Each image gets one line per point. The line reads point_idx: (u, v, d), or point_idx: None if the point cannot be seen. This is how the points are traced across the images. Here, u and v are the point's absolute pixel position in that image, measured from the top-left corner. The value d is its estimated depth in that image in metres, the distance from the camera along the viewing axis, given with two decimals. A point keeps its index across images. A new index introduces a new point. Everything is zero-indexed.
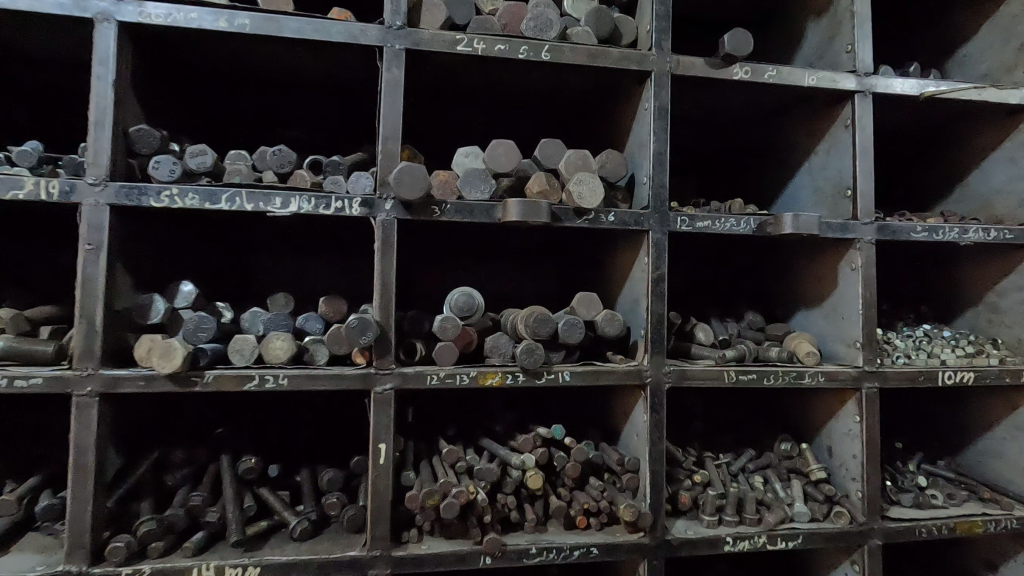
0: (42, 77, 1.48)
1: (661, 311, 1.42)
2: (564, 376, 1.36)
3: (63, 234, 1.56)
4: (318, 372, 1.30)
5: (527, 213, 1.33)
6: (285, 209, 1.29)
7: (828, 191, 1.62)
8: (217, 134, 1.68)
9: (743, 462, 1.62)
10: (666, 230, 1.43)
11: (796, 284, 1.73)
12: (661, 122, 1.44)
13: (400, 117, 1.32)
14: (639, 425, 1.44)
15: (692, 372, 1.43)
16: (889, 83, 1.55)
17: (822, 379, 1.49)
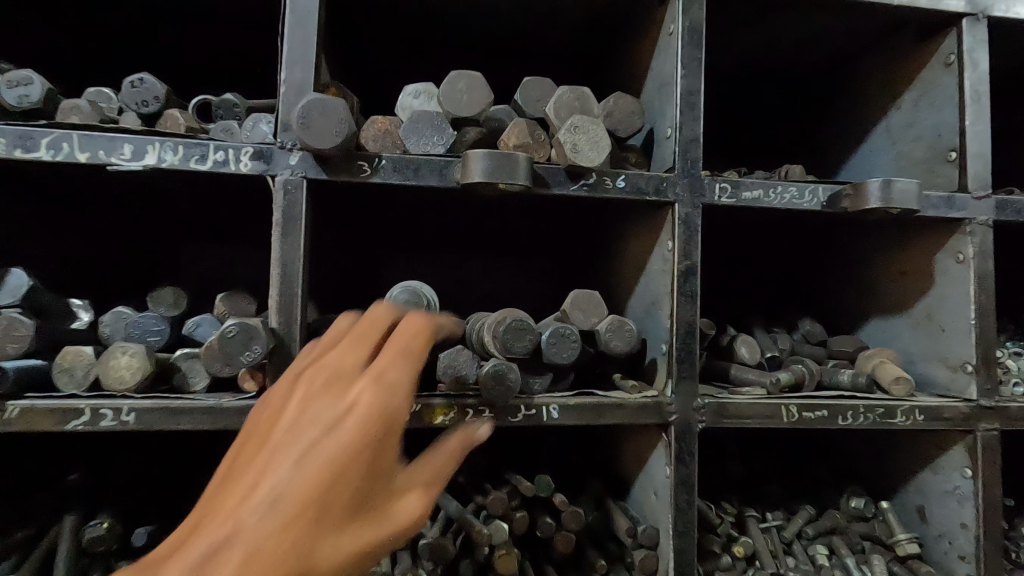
0: None
1: (691, 317, 0.99)
2: (549, 413, 0.94)
3: None
4: (185, 403, 0.87)
5: (497, 173, 0.90)
6: (138, 161, 0.87)
7: (920, 157, 1.18)
8: (105, 81, 1.28)
9: (800, 527, 1.18)
10: (699, 203, 1.00)
11: (870, 285, 1.29)
12: (692, 50, 1.01)
13: (312, 33, 0.91)
14: (658, 481, 1.01)
15: (735, 407, 0.99)
16: (1013, 3, 1.10)
17: (921, 418, 1.04)
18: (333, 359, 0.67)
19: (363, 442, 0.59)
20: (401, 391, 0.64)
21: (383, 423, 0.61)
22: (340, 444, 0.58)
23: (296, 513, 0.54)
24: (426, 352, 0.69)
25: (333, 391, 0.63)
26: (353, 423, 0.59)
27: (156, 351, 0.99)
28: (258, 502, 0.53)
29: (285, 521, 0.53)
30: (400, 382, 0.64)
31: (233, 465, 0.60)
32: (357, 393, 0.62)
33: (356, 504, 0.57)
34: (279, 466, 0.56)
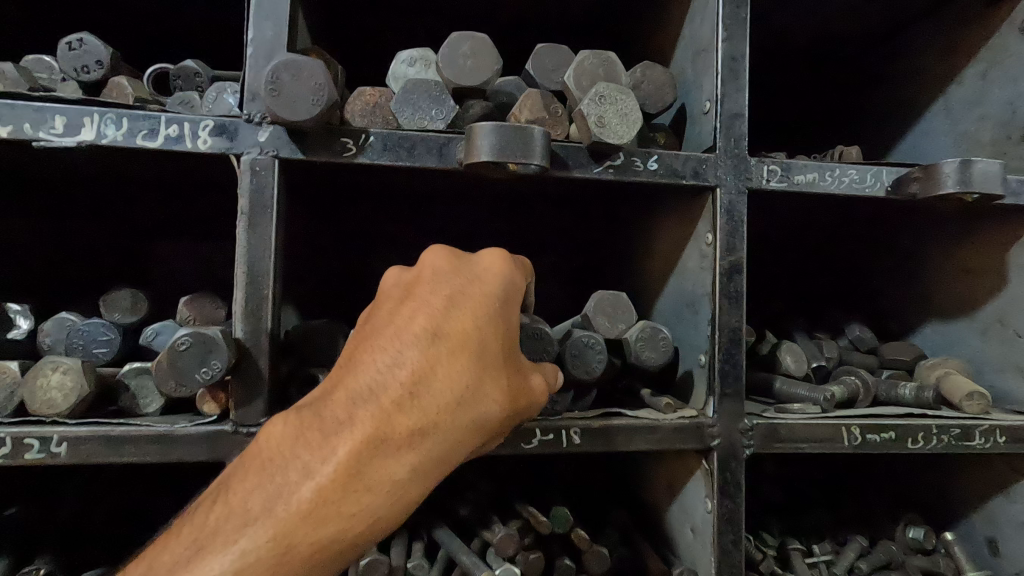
0: None
1: (736, 323, 0.83)
2: (569, 437, 0.78)
3: None
4: (130, 428, 0.72)
5: (507, 149, 0.75)
6: (71, 137, 0.71)
7: (989, 138, 1.04)
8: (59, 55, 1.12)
9: (852, 562, 1.03)
10: (743, 188, 0.85)
11: (926, 284, 1.14)
12: (735, 10, 0.86)
13: None
14: (697, 515, 0.85)
15: (787, 429, 0.84)
16: None
17: (1002, 439, 0.89)
18: (437, 254, 0.65)
19: (493, 309, 0.63)
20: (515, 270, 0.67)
21: (507, 290, 0.65)
22: (473, 306, 0.62)
23: (445, 356, 0.60)
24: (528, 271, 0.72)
25: (450, 261, 0.65)
26: (481, 286, 0.64)
27: (102, 364, 0.84)
28: (412, 343, 0.60)
29: (435, 365, 0.59)
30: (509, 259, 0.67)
31: (369, 321, 0.64)
32: (478, 263, 0.66)
33: (495, 367, 0.62)
34: (425, 314, 0.61)
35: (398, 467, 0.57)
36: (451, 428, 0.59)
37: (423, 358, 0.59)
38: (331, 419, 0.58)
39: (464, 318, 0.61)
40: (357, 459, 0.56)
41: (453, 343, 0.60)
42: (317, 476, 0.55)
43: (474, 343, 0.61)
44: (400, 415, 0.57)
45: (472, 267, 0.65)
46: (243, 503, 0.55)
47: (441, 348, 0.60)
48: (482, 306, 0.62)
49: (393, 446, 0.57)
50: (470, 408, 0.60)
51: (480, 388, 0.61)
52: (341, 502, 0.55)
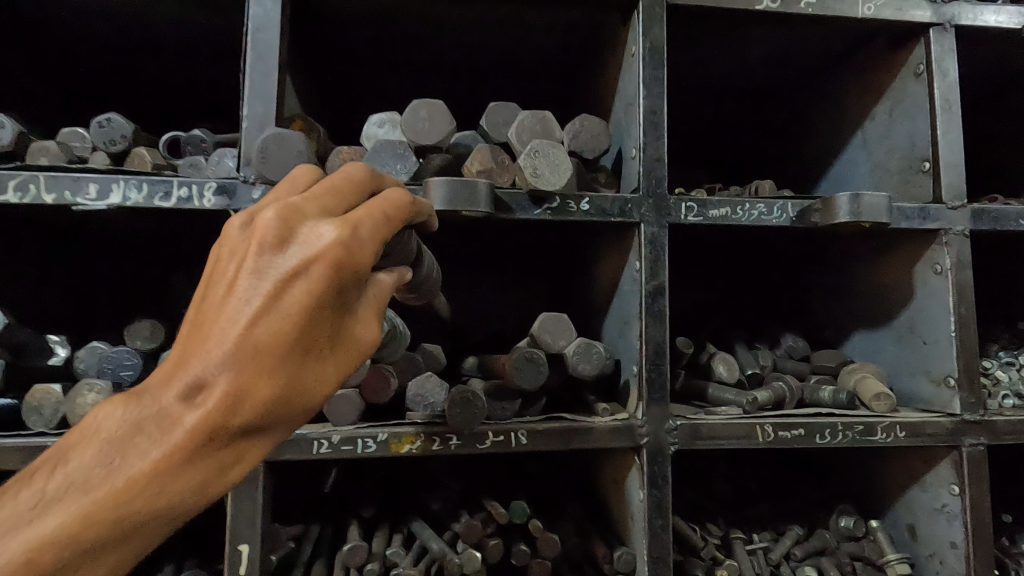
0: None
1: (661, 338, 0.98)
2: (518, 438, 0.93)
3: None
4: None
5: (457, 198, 0.91)
6: (102, 200, 0.88)
7: (895, 167, 1.17)
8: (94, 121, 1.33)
9: (787, 548, 1.15)
10: (665, 223, 1.00)
11: (850, 297, 1.28)
12: (654, 70, 1.02)
13: (273, 68, 0.93)
14: (634, 505, 0.99)
15: (709, 428, 0.98)
16: (980, 11, 1.10)
17: (903, 434, 1.01)
18: (272, 223, 0.53)
19: (323, 304, 0.54)
20: (371, 235, 0.58)
21: (349, 271, 0.56)
22: (303, 299, 0.53)
23: (273, 357, 0.52)
24: (401, 214, 0.64)
25: (285, 226, 0.53)
26: (316, 269, 0.53)
27: (127, 384, 0.99)
28: (235, 338, 0.51)
29: (258, 371, 0.51)
30: (365, 224, 0.58)
31: (200, 297, 0.53)
32: (323, 233, 0.54)
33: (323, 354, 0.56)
34: (247, 311, 0.51)
35: (218, 466, 0.52)
36: (282, 421, 0.55)
37: (248, 361, 0.51)
38: (153, 411, 0.50)
39: (294, 316, 0.52)
40: (176, 459, 0.49)
41: (279, 345, 0.52)
42: (134, 471, 0.48)
43: (304, 335, 0.54)
44: (224, 417, 0.50)
45: (308, 238, 0.54)
46: (54, 490, 0.47)
47: (265, 346, 0.52)
48: (317, 300, 0.54)
49: (214, 446, 0.51)
50: (296, 397, 0.55)
51: (308, 379, 0.55)
52: (159, 497, 0.49)
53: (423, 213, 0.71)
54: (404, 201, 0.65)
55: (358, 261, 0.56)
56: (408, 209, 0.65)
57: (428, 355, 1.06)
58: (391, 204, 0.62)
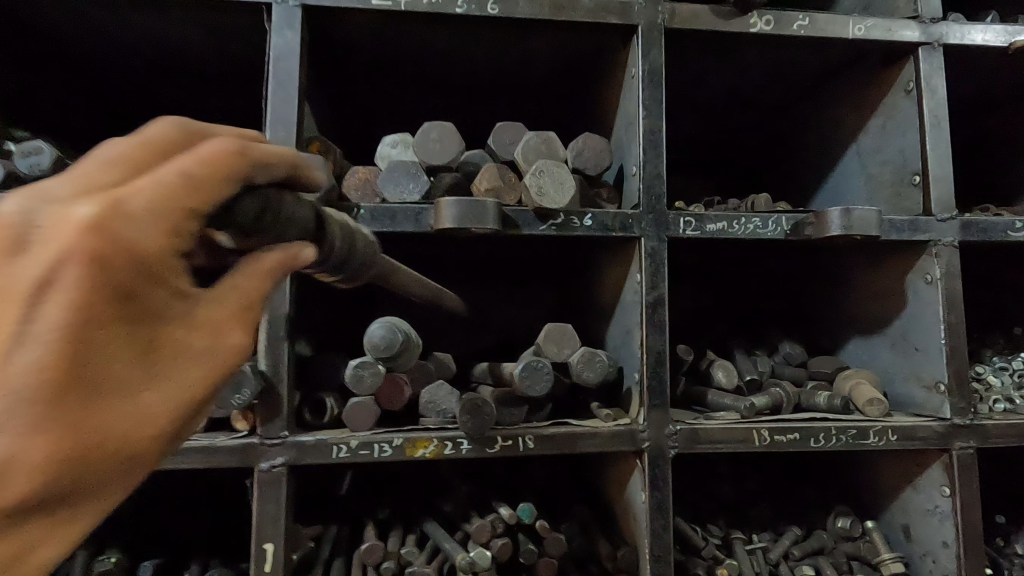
0: None
1: (662, 347, 1.03)
2: (525, 443, 0.98)
3: None
4: (181, 446, 0.93)
5: (467, 216, 0.97)
6: None
7: (887, 180, 1.21)
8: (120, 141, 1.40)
9: (785, 548, 1.19)
10: (664, 237, 1.05)
11: (846, 305, 1.32)
12: (653, 92, 1.07)
13: (293, 95, 0.99)
14: (636, 506, 1.04)
15: (707, 433, 1.03)
16: (967, 31, 1.14)
17: (895, 438, 1.06)
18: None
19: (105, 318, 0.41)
20: (181, 223, 0.44)
21: (142, 286, 0.43)
22: (68, 320, 0.40)
23: (63, 396, 0.41)
24: (236, 177, 0.46)
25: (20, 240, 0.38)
26: (80, 276, 0.39)
27: None
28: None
29: (42, 421, 0.40)
30: (156, 205, 0.42)
31: None
32: (79, 225, 0.39)
33: (142, 366, 0.45)
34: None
35: (57, 516, 0.44)
36: (124, 447, 0.46)
37: (28, 411, 0.40)
38: None
39: (65, 344, 0.40)
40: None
41: (55, 383, 0.40)
42: None
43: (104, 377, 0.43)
44: (27, 476, 0.41)
45: (48, 235, 0.39)
46: None
47: (37, 390, 0.40)
48: (92, 317, 0.41)
49: (35, 503, 0.43)
50: (126, 442, 0.45)
51: (125, 423, 0.45)
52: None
53: (288, 162, 0.53)
54: (236, 151, 0.47)
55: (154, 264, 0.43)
56: (250, 166, 0.48)
57: (440, 362, 1.12)
58: (207, 164, 0.45)
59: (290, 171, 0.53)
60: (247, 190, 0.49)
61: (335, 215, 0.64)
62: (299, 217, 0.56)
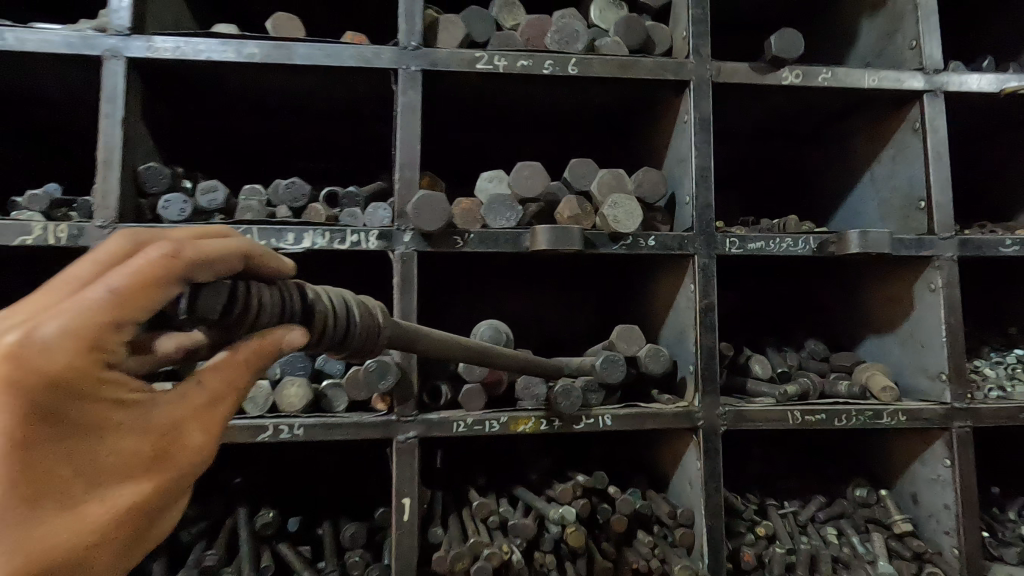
0: (80, 120, 1.49)
1: (712, 344, 1.27)
2: (604, 421, 1.22)
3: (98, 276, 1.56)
4: (336, 421, 1.19)
5: (558, 241, 1.21)
6: (298, 245, 1.21)
7: (898, 204, 1.44)
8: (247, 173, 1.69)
9: (812, 512, 1.43)
10: (713, 254, 1.29)
11: (863, 308, 1.55)
12: (703, 135, 1.31)
13: (417, 142, 1.24)
14: (692, 473, 1.28)
15: (750, 414, 1.27)
16: (965, 79, 1.37)
17: (903, 418, 1.29)
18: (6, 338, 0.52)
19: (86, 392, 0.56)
20: (109, 334, 0.56)
21: (72, 401, 0.55)
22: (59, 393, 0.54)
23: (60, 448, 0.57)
24: (168, 284, 0.59)
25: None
26: (65, 364, 0.54)
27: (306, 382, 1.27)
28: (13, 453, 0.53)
29: (43, 466, 0.56)
30: (87, 330, 0.55)
31: None
32: (51, 332, 0.53)
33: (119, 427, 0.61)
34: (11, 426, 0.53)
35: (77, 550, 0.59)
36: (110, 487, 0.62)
37: (35, 462, 0.55)
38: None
39: (58, 410, 0.55)
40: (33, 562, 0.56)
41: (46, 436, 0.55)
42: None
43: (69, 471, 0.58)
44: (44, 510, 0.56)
45: (48, 336, 0.53)
46: None
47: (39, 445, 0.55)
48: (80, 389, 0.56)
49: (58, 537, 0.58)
50: (96, 530, 0.60)
51: (89, 509, 0.60)
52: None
53: (238, 256, 0.65)
54: (165, 260, 0.59)
55: (86, 380, 0.55)
56: (188, 268, 0.60)
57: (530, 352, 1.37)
58: (136, 276, 0.57)
59: (238, 263, 0.65)
60: (194, 290, 0.61)
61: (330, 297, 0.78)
62: (276, 305, 0.70)
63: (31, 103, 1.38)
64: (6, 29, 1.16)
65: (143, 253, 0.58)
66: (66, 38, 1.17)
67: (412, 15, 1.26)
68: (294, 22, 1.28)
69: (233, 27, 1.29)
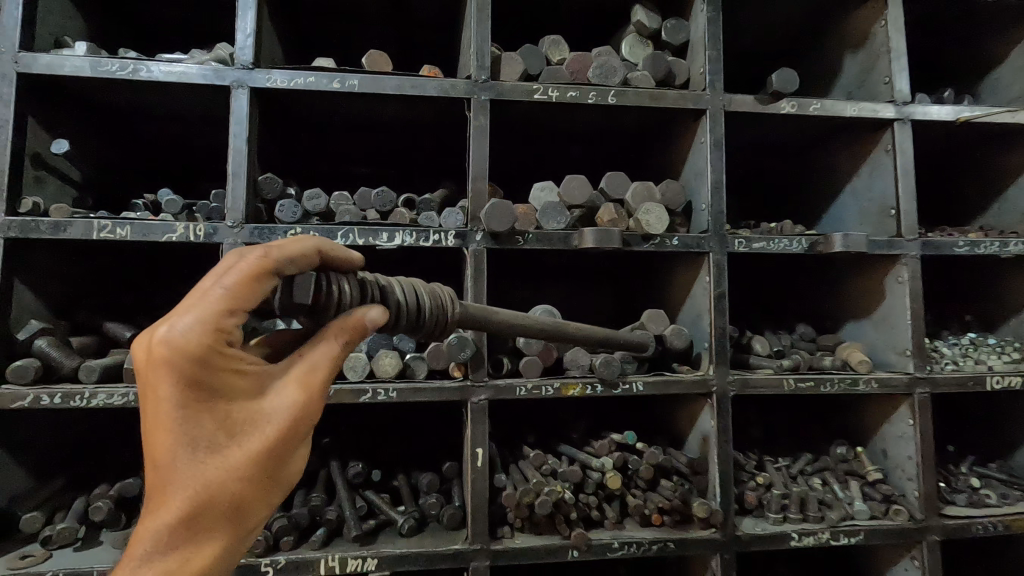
0: (183, 132, 1.73)
1: (724, 324, 1.56)
2: (637, 386, 1.51)
3: (195, 267, 1.80)
4: (422, 386, 1.46)
5: (603, 240, 1.49)
6: (391, 242, 1.46)
7: (874, 211, 1.74)
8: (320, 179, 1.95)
9: (801, 465, 1.73)
10: (725, 251, 1.57)
11: (844, 297, 1.86)
12: (717, 154, 1.60)
13: (487, 158, 1.50)
14: (707, 429, 1.57)
15: (753, 381, 1.56)
16: (927, 109, 1.68)
17: (876, 385, 1.59)
18: (161, 333, 0.73)
19: (219, 366, 0.77)
20: (225, 320, 0.76)
21: (207, 374, 0.76)
22: (204, 367, 0.75)
23: (207, 407, 0.78)
24: (262, 278, 0.79)
25: (146, 358, 0.73)
26: (204, 346, 0.74)
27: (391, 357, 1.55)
28: (177, 413, 0.75)
29: (201, 421, 0.78)
30: (211, 319, 0.75)
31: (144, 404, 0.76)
32: (188, 324, 0.73)
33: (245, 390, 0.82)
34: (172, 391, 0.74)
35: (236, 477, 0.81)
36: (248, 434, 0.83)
37: (192, 417, 0.77)
38: (175, 471, 0.77)
39: (201, 380, 0.76)
40: (206, 486, 0.79)
41: (198, 401, 0.77)
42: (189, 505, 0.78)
43: (212, 424, 0.79)
44: (207, 451, 0.79)
45: (189, 327, 0.73)
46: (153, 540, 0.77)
47: (194, 407, 0.77)
48: (216, 363, 0.76)
49: (218, 469, 0.80)
50: (246, 463, 0.82)
51: (231, 454, 0.81)
52: (215, 506, 0.80)
53: (313, 251, 0.85)
54: (260, 260, 0.79)
55: (215, 355, 0.75)
56: (276, 264, 0.80)
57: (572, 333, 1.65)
58: (240, 274, 0.77)
59: (313, 256, 0.85)
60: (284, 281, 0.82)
61: (401, 285, 0.98)
62: (353, 292, 0.91)
63: (149, 118, 1.62)
64: (151, 63, 1.38)
65: (245, 257, 0.79)
66: (201, 70, 1.41)
67: (482, 53, 1.52)
68: (383, 57, 1.53)
69: (330, 60, 1.54)
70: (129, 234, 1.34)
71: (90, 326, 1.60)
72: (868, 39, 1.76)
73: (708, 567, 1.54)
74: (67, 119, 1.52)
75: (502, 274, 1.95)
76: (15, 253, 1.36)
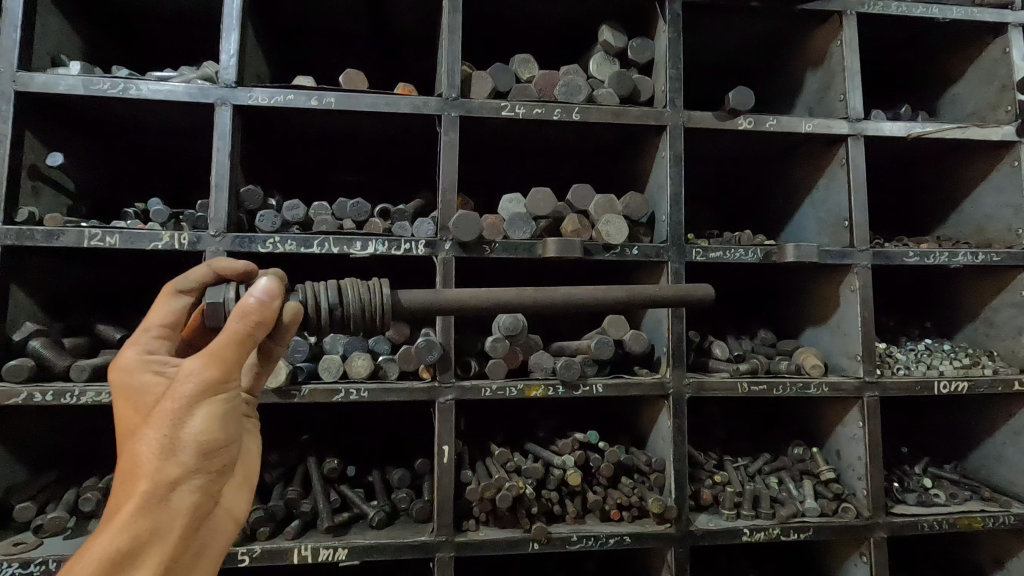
0: (173, 143, 1.82)
1: (681, 330, 1.64)
2: (598, 388, 1.59)
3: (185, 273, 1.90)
4: (393, 386, 1.55)
5: (565, 249, 1.57)
6: (364, 251, 1.55)
7: (830, 221, 1.82)
8: (305, 190, 2.07)
9: (758, 465, 1.82)
10: (683, 260, 1.66)
11: (803, 304, 1.94)
12: (676, 168, 1.68)
13: (456, 172, 1.59)
14: (664, 429, 1.65)
15: (709, 384, 1.65)
16: (880, 126, 1.75)
17: (827, 388, 1.67)
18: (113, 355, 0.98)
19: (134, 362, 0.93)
20: (142, 333, 0.96)
21: (126, 369, 0.93)
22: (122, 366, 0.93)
23: (131, 396, 0.91)
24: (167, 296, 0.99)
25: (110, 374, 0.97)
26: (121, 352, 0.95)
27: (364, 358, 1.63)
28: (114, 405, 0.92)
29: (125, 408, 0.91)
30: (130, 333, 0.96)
31: None
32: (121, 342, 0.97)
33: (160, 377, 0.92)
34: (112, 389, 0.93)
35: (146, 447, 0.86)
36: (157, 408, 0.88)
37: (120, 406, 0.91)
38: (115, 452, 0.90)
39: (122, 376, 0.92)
40: (126, 460, 0.87)
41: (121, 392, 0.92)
42: (121, 480, 0.87)
43: (125, 402, 0.91)
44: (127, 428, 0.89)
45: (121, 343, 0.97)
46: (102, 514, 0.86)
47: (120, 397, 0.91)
48: (132, 362, 0.93)
49: (132, 443, 0.87)
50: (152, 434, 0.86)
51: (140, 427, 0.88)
52: (136, 479, 0.86)
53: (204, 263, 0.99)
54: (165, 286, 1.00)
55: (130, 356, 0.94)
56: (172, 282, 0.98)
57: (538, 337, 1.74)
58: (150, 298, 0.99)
59: (205, 271, 0.98)
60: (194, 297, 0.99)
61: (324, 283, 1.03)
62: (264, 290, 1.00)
63: (139, 130, 1.71)
64: (140, 82, 1.47)
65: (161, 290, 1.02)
66: (187, 88, 1.50)
67: (452, 71, 1.60)
68: (359, 75, 1.62)
69: (309, 78, 1.63)
70: (117, 242, 1.42)
71: (82, 328, 1.69)
72: (826, 57, 1.84)
73: (664, 559, 1.62)
74: (62, 132, 1.62)
75: (479, 281, 2.04)
76: (11, 259, 1.46)
